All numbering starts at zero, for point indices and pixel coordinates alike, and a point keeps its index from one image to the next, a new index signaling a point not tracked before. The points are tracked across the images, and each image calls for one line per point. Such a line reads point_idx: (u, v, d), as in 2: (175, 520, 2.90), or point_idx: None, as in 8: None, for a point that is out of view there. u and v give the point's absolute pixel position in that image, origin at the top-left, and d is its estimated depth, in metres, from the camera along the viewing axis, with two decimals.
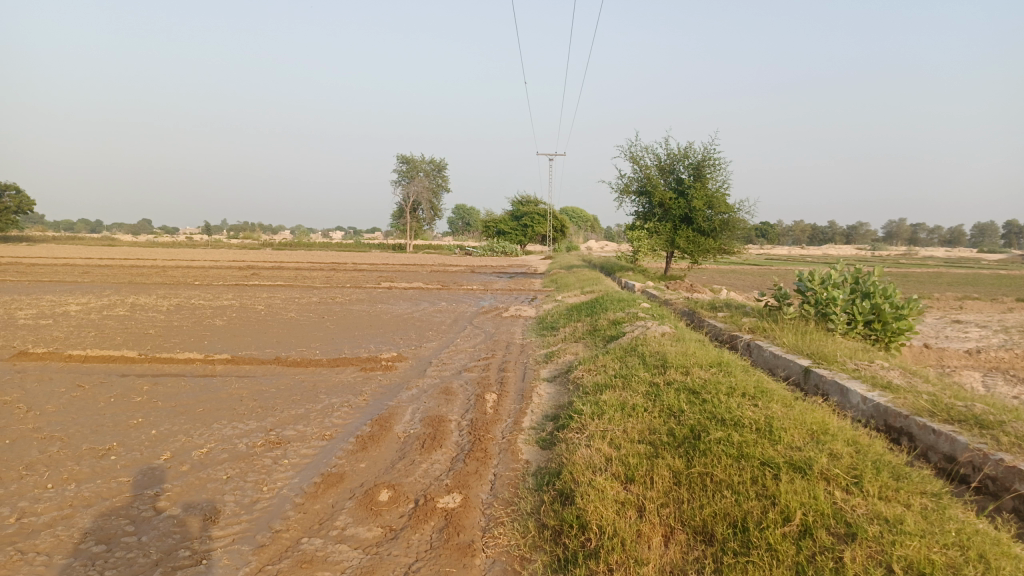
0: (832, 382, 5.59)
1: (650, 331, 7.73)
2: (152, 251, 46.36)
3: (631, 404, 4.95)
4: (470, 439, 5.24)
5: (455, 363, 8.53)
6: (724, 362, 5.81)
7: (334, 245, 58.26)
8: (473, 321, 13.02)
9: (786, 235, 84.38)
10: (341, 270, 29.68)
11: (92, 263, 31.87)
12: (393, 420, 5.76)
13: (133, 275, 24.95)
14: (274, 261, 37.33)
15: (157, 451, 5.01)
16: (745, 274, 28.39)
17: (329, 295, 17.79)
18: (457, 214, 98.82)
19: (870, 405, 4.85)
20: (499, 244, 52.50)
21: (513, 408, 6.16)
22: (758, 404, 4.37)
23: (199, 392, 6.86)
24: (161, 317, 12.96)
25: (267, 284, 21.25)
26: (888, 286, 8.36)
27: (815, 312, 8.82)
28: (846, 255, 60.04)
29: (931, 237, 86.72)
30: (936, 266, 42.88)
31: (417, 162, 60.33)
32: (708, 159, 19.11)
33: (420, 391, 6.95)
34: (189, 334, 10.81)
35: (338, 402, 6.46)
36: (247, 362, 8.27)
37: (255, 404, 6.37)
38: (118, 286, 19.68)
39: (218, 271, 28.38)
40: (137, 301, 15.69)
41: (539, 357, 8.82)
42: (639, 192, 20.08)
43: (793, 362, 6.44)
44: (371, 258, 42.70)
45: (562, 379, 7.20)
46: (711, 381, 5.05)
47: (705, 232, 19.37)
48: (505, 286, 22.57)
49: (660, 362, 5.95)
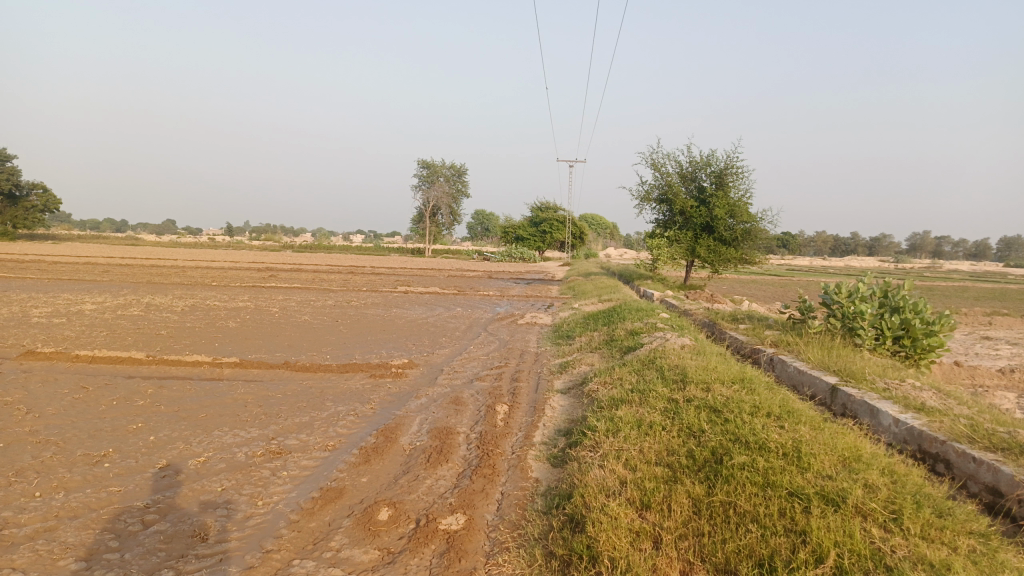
0: (861, 401, 5.30)
1: (669, 343, 7.46)
2: (174, 251, 46.73)
3: (648, 421, 4.69)
4: (478, 454, 5.01)
5: (467, 371, 8.29)
6: (747, 378, 5.54)
7: (353, 248, 58.34)
8: (487, 328, 12.80)
9: (808, 246, 83.40)
10: (358, 273, 29.61)
11: (114, 262, 32.12)
12: (399, 431, 5.54)
13: (152, 274, 25.07)
14: (293, 262, 37.36)
15: (153, 459, 4.83)
16: (767, 285, 27.90)
17: (345, 298, 17.64)
18: (476, 219, 98.80)
19: (903, 428, 4.56)
20: (518, 250, 52.29)
21: (524, 421, 5.92)
22: (784, 426, 4.10)
23: (204, 397, 6.69)
24: (174, 318, 12.85)
25: (284, 286, 21.22)
26: (918, 301, 8.01)
27: (842, 327, 8.49)
28: (870, 267, 59.10)
29: (956, 250, 85.31)
30: (961, 280, 42.04)
31: (437, 167, 60.39)
32: (731, 167, 18.77)
33: (429, 400, 6.73)
34: (200, 335, 10.68)
35: (344, 410, 6.25)
36: (255, 366, 8.11)
37: (259, 411, 6.19)
38: (135, 285, 19.70)
39: (236, 272, 28.39)
40: (153, 301, 15.64)
41: (554, 367, 8.56)
42: (660, 199, 19.78)
43: (819, 379, 6.14)
44: (389, 261, 42.68)
45: (577, 391, 6.94)
46: (734, 399, 4.77)
47: (726, 241, 19.00)
48: (523, 293, 22.31)
49: (679, 377, 5.68)
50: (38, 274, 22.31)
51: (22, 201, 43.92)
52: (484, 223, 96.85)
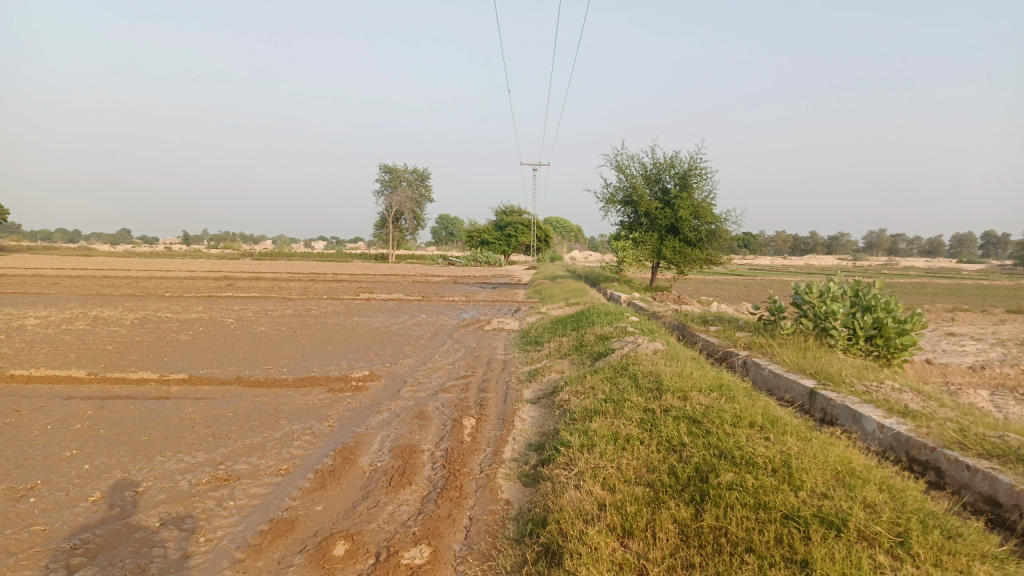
0: (842, 406, 5.09)
1: (641, 348, 7.20)
2: (128, 260, 45.36)
3: (625, 434, 4.41)
4: (443, 474, 4.66)
5: (432, 383, 7.92)
6: (724, 385, 5.28)
7: (316, 255, 57.34)
8: (453, 335, 12.44)
9: (767, 245, 84.93)
10: (320, 281, 28.95)
11: (64, 273, 30.98)
12: (358, 451, 5.16)
13: (103, 285, 24.12)
14: (253, 271, 36.43)
15: (86, 489, 4.39)
16: (731, 286, 28.00)
17: (305, 307, 17.09)
18: (440, 224, 98.07)
19: (888, 434, 4.36)
20: (483, 254, 51.90)
21: (493, 436, 5.58)
22: (770, 437, 3.85)
23: (147, 418, 6.22)
24: (123, 332, 12.23)
25: (241, 296, 20.55)
26: (890, 299, 7.90)
27: (814, 327, 8.35)
28: (828, 266, 60.11)
29: (910, 247, 87.39)
30: (918, 277, 42.83)
31: (400, 172, 59.70)
32: (695, 168, 18.71)
33: (392, 415, 6.36)
34: (149, 350, 10.13)
35: (299, 429, 5.85)
36: (205, 382, 7.64)
37: (207, 432, 5.75)
38: (84, 298, 18.87)
39: (192, 282, 27.53)
40: (101, 314, 14.92)
41: (522, 375, 8.24)
42: (625, 201, 19.65)
43: (796, 384, 5.94)
44: (352, 268, 41.97)
45: (547, 401, 6.63)
46: (714, 408, 4.51)
47: (691, 243, 18.93)
48: (489, 298, 21.97)
49: (654, 385, 5.40)
50: None
51: None
52: (449, 228, 96.26)
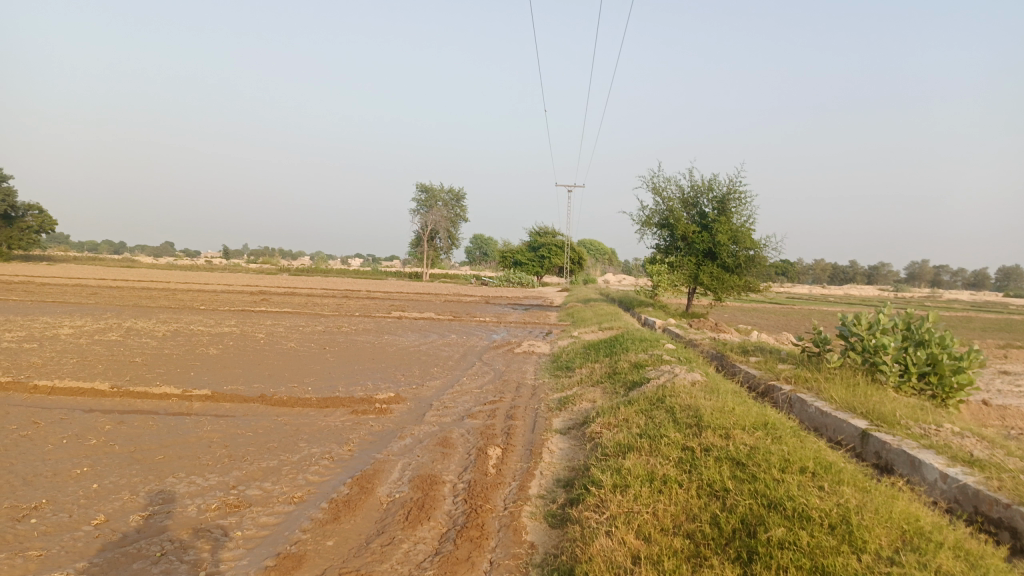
0: (899, 451, 4.69)
1: (678, 379, 6.82)
2: (168, 273, 46.11)
3: (662, 475, 4.07)
4: (465, 510, 4.35)
5: (458, 408, 7.62)
6: (770, 424, 4.91)
7: (351, 272, 57.77)
8: (482, 357, 12.17)
9: (806, 273, 83.45)
10: (353, 298, 29.00)
11: (105, 284, 31.54)
12: (377, 480, 4.89)
13: (140, 297, 24.42)
14: (288, 286, 36.75)
15: (91, 511, 4.18)
16: (770, 314, 27.27)
17: (336, 324, 16.99)
18: (475, 244, 98.42)
19: (953, 486, 3.97)
20: (516, 275, 51.65)
21: (519, 469, 5.26)
22: (824, 487, 3.48)
23: (165, 436, 6.04)
24: (153, 344, 12.20)
25: (274, 311, 20.58)
26: (945, 334, 7.43)
27: (862, 361, 7.90)
28: (869, 296, 58.67)
29: (954, 279, 85.02)
30: (965, 310, 41.43)
31: (437, 192, 60.42)
32: (734, 193, 18.30)
33: (414, 441, 6.08)
34: (176, 364, 10.04)
35: (318, 453, 5.60)
36: (227, 399, 7.45)
37: (222, 453, 5.54)
38: (120, 309, 19.07)
39: (228, 295, 27.79)
40: (134, 325, 14.98)
41: (552, 403, 7.90)
42: (661, 225, 19.31)
43: (847, 424, 5.54)
44: (386, 286, 42.07)
45: (578, 432, 6.30)
46: (760, 450, 4.15)
47: (730, 268, 18.43)
48: (521, 319, 21.66)
49: (693, 420, 5.05)
50: (22, 296, 21.70)
51: (17, 222, 43.48)
52: (483, 247, 96.45)
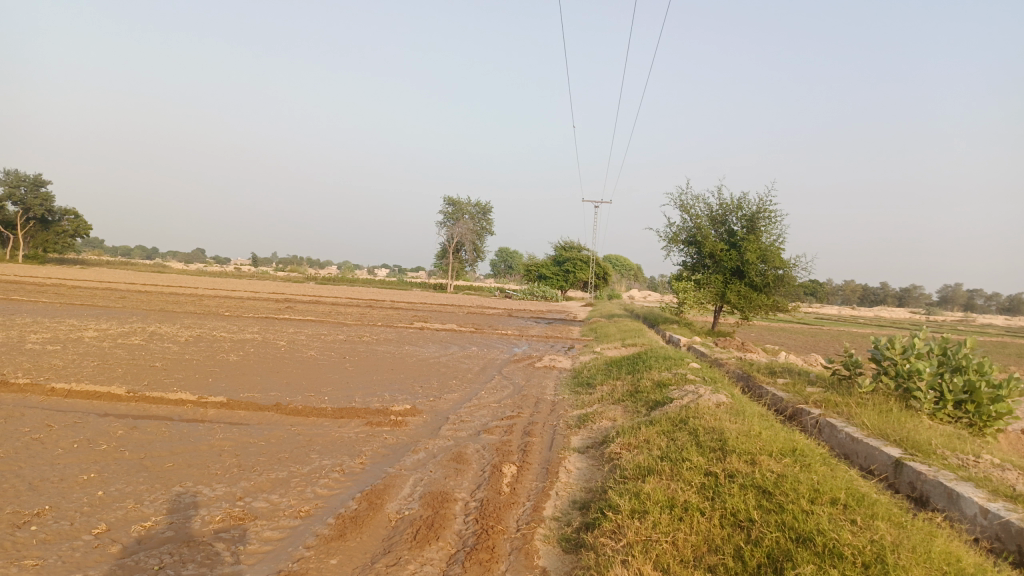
0: (935, 483, 4.43)
1: (703, 400, 6.58)
2: (197, 279, 46.66)
3: (682, 501, 3.87)
4: (475, 531, 4.18)
5: (475, 422, 7.44)
6: (799, 450, 4.68)
7: (376, 282, 58.03)
8: (502, 370, 12.00)
9: (835, 294, 82.23)
10: (376, 308, 29.06)
11: (135, 288, 31.95)
12: (386, 495, 4.74)
13: (167, 302, 24.66)
14: (313, 295, 36.93)
15: (93, 520, 4.08)
16: (797, 334, 26.75)
17: (357, 334, 16.94)
18: (500, 257, 98.56)
19: (994, 523, 3.73)
20: (540, 289, 51.44)
21: (534, 488, 5.08)
22: (856, 520, 3.25)
23: (176, 442, 5.96)
24: (175, 349, 12.22)
25: (297, 319, 20.62)
26: (983, 361, 7.12)
27: (895, 386, 7.60)
28: (900, 318, 57.53)
29: (989, 303, 83.06)
30: (1001, 336, 40.32)
31: (463, 205, 60.85)
32: (763, 211, 17.98)
33: (428, 455, 5.93)
34: (195, 369, 10.01)
35: (328, 465, 5.47)
36: (242, 407, 7.37)
37: (232, 462, 5.43)
38: (147, 313, 19.22)
39: (253, 302, 27.98)
40: (158, 330, 15.07)
41: (572, 420, 7.69)
42: (688, 241, 19.04)
43: (879, 452, 5.28)
44: (410, 297, 42.15)
45: (597, 452, 6.09)
46: (788, 478, 3.92)
47: (757, 287, 18.07)
48: (543, 334, 21.47)
49: (717, 443, 4.84)
50: (52, 299, 22.02)
51: (53, 226, 44.35)
52: (508, 260, 96.41)
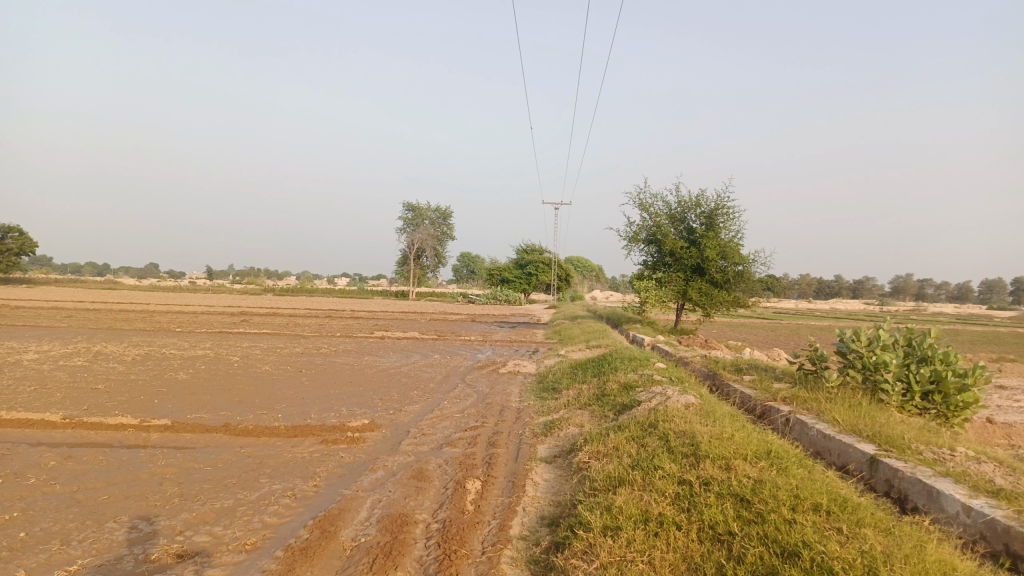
0: (912, 480, 4.29)
1: (671, 402, 6.38)
2: (149, 294, 45.25)
3: (657, 515, 3.62)
4: (437, 556, 3.88)
5: (437, 435, 7.12)
6: (774, 452, 4.49)
7: (336, 292, 57.04)
8: (465, 378, 11.69)
9: (792, 288, 83.83)
10: (336, 318, 28.46)
11: (82, 307, 30.71)
12: (340, 521, 4.41)
13: (116, 319, 23.72)
14: (271, 307, 36.03)
15: (11, 566, 3.67)
16: (758, 330, 26.94)
17: (315, 345, 16.43)
18: (462, 262, 98.03)
19: (977, 520, 3.57)
20: (503, 293, 51.15)
21: (499, 505, 4.80)
22: (841, 529, 3.06)
23: (114, 472, 5.54)
24: (120, 369, 11.62)
25: (253, 332, 19.98)
26: (948, 350, 7.06)
27: (862, 379, 7.51)
28: (855, 310, 58.79)
29: (939, 291, 85.43)
30: (953, 324, 41.35)
31: (423, 210, 59.96)
32: (722, 208, 18.01)
33: (387, 474, 5.62)
34: (140, 390, 9.49)
35: (279, 490, 5.11)
36: (188, 430, 6.93)
37: (174, 492, 5.04)
38: (93, 332, 18.39)
39: (208, 316, 27.11)
40: (104, 349, 14.38)
41: (537, 428, 7.42)
42: (649, 240, 18.97)
43: (853, 449, 5.13)
44: (371, 305, 41.43)
45: (565, 461, 5.84)
46: (766, 484, 3.71)
47: (718, 284, 18.09)
48: (507, 338, 21.19)
49: (689, 448, 4.62)
50: None
51: None
52: (470, 266, 95.96)
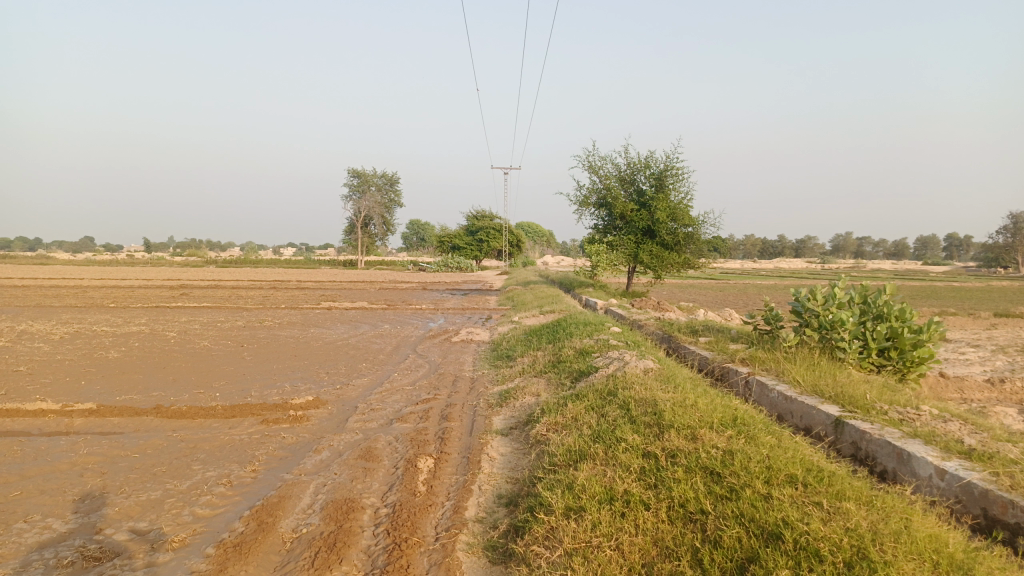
0: (881, 442, 4.13)
1: (630, 367, 6.14)
2: (82, 269, 43.28)
3: (623, 493, 3.36)
4: (386, 546, 3.56)
5: (386, 410, 6.76)
6: (741, 419, 4.27)
7: (282, 262, 55.55)
8: (416, 348, 11.32)
9: (738, 248, 85.44)
10: (282, 289, 27.66)
11: (9, 283, 29.12)
12: (279, 511, 4.04)
13: (45, 296, 22.47)
14: (213, 279, 34.89)
15: None
16: (706, 290, 27.17)
17: (259, 318, 15.79)
18: (412, 229, 96.78)
19: (951, 483, 3.43)
20: (454, 259, 50.51)
21: (453, 485, 4.50)
22: (821, 504, 2.85)
23: (29, 463, 5.03)
24: (46, 349, 10.88)
25: (193, 306, 19.12)
26: (904, 307, 6.98)
27: (818, 338, 7.41)
28: (799, 269, 60.22)
29: (876, 249, 88.24)
30: (890, 281, 42.51)
31: (370, 176, 58.50)
32: (671, 169, 17.84)
33: (333, 455, 5.26)
34: (66, 372, 8.84)
35: (213, 478, 4.71)
36: (115, 414, 6.41)
37: (97, 485, 4.57)
38: (19, 310, 17.32)
39: (146, 291, 25.95)
40: (29, 328, 13.50)
41: (492, 398, 7.12)
42: (599, 203, 18.71)
43: (818, 411, 4.98)
44: (318, 275, 40.41)
45: (522, 434, 5.56)
46: (736, 455, 3.48)
47: (668, 246, 18.00)
48: (459, 305, 20.79)
49: (651, 417, 4.38)
50: None
51: None
52: (420, 233, 94.81)
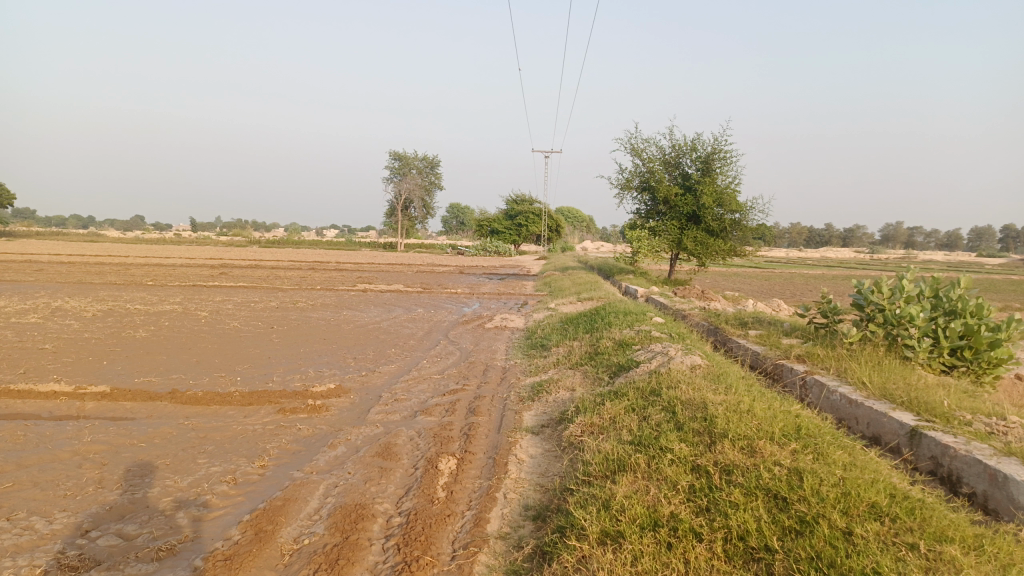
0: (968, 460, 3.57)
1: (674, 363, 5.60)
2: (129, 246, 44.05)
3: (669, 518, 2.86)
4: (395, 565, 3.12)
5: (411, 401, 6.35)
6: (806, 430, 3.72)
7: (322, 243, 55.96)
8: (448, 334, 10.92)
9: (783, 237, 83.49)
10: (319, 270, 27.66)
11: (57, 259, 29.74)
12: (282, 517, 3.65)
13: (88, 273, 22.77)
14: (253, 258, 35.15)
15: None
16: (752, 279, 26.27)
17: (292, 299, 15.57)
18: (452, 213, 96.76)
19: None
20: (492, 244, 50.14)
21: (477, 491, 4.04)
22: (916, 547, 2.33)
23: (28, 451, 4.73)
24: (76, 327, 10.76)
25: (229, 285, 19.05)
26: (981, 302, 6.29)
27: (883, 334, 6.74)
28: (847, 259, 58.48)
29: (929, 240, 85.32)
30: (943, 274, 40.82)
31: (410, 158, 58.51)
32: (718, 152, 17.05)
33: (350, 451, 4.86)
34: (90, 351, 8.63)
35: (217, 474, 4.34)
36: (129, 398, 6.12)
37: (94, 478, 4.24)
38: (59, 287, 17.42)
39: (186, 269, 26.10)
40: (64, 305, 13.50)
41: (524, 391, 6.66)
42: (642, 187, 18.03)
43: (890, 420, 4.39)
44: (356, 256, 40.39)
45: (554, 433, 5.09)
46: (804, 476, 2.95)
47: (713, 232, 17.26)
48: (495, 290, 20.36)
49: (701, 424, 3.85)
50: None
51: None
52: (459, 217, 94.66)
